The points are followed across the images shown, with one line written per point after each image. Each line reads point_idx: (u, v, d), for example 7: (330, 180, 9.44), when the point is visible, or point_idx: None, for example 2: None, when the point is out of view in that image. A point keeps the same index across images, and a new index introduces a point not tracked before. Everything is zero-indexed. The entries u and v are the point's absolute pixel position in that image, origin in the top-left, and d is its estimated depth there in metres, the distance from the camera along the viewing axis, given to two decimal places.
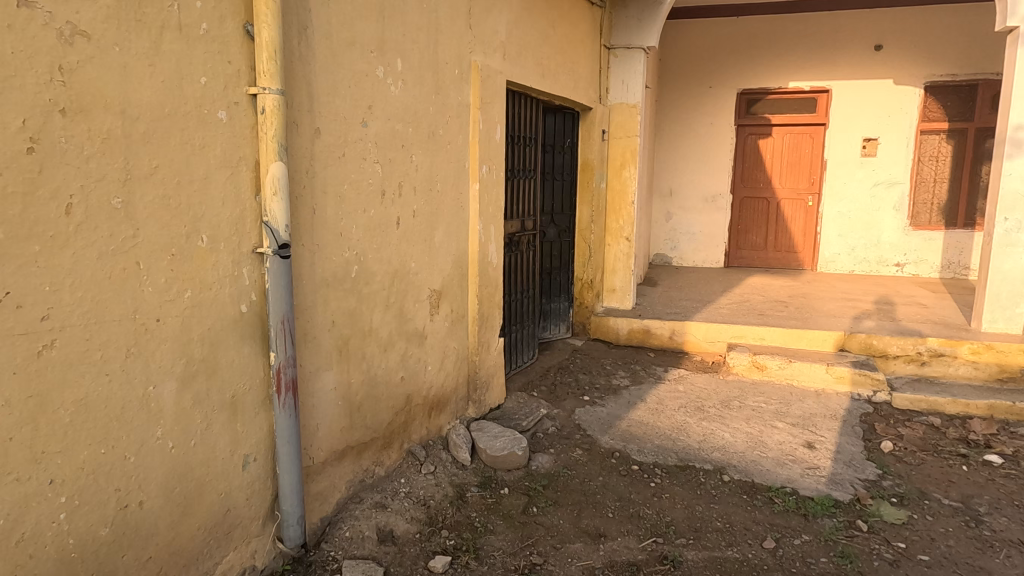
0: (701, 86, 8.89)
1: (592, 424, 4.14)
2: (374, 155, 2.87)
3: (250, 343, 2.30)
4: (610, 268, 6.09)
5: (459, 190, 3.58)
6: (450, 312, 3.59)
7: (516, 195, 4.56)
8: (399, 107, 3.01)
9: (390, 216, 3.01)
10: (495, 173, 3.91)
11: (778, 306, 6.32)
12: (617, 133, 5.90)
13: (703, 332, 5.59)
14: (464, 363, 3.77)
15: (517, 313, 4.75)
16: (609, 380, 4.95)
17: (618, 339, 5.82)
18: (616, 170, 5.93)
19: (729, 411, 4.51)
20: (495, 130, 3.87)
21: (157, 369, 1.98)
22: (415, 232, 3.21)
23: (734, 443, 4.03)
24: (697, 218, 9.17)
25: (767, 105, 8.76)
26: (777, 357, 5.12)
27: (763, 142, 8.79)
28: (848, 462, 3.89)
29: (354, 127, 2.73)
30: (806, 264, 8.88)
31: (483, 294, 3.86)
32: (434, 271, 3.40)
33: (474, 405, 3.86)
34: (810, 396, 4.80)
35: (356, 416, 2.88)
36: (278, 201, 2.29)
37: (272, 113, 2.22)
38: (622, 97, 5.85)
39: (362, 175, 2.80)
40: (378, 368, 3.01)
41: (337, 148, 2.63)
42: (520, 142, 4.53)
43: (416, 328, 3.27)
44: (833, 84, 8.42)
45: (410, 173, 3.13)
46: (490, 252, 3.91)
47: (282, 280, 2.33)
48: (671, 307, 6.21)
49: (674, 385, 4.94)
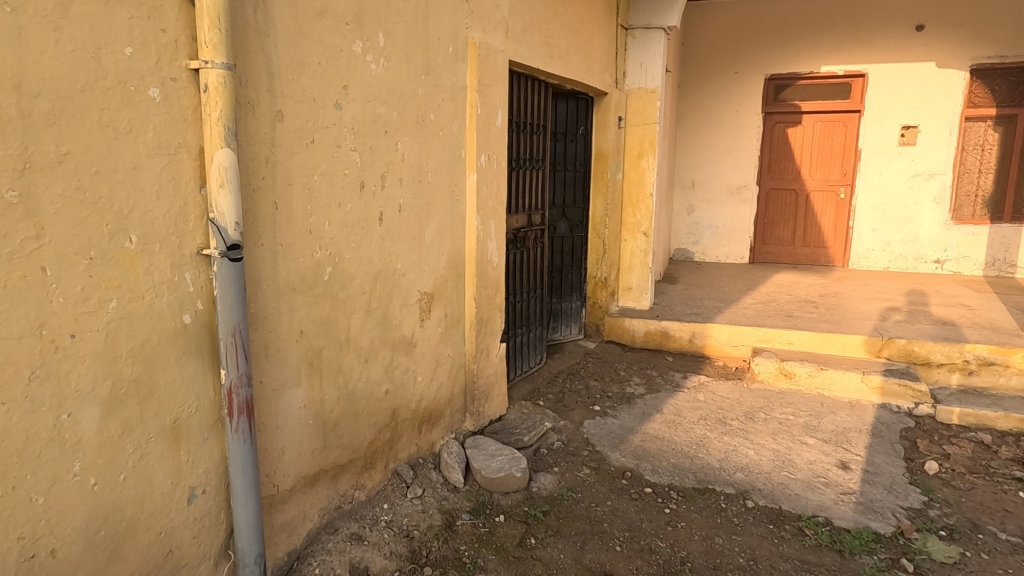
0: (726, 71, 8.40)
1: (602, 439, 3.78)
2: (351, 143, 2.53)
3: (196, 359, 1.99)
4: (626, 265, 5.70)
5: (454, 182, 3.24)
6: (443, 316, 3.25)
7: (521, 186, 4.19)
8: (382, 89, 2.67)
9: (371, 212, 2.68)
10: (496, 162, 3.55)
11: (808, 307, 5.86)
12: (634, 121, 5.49)
13: (726, 335, 5.17)
14: (460, 372, 3.44)
15: (523, 315, 4.40)
16: (623, 387, 4.58)
17: (634, 342, 5.45)
18: (634, 160, 5.52)
19: (753, 425, 4.11)
20: (496, 115, 3.51)
21: (73, 394, 1.67)
22: (402, 229, 2.88)
23: (758, 462, 3.64)
24: (720, 211, 8.71)
25: (797, 91, 8.23)
26: (806, 364, 4.70)
27: (792, 131, 8.28)
28: (888, 486, 3.47)
29: (326, 109, 2.39)
30: (836, 261, 8.37)
31: (482, 296, 3.51)
32: (425, 272, 3.07)
33: (471, 417, 3.52)
34: (843, 408, 4.37)
35: (330, 435, 2.57)
36: (227, 195, 1.96)
37: (216, 91, 1.89)
38: (640, 81, 5.43)
39: (337, 166, 2.47)
40: (357, 381, 2.69)
41: (304, 133, 2.30)
42: (526, 129, 4.16)
43: (403, 336, 2.94)
44: (870, 67, 7.86)
45: (395, 162, 2.79)
46: (490, 250, 3.55)
47: (233, 286, 2.02)
48: (692, 307, 5.80)
49: (693, 394, 4.55)
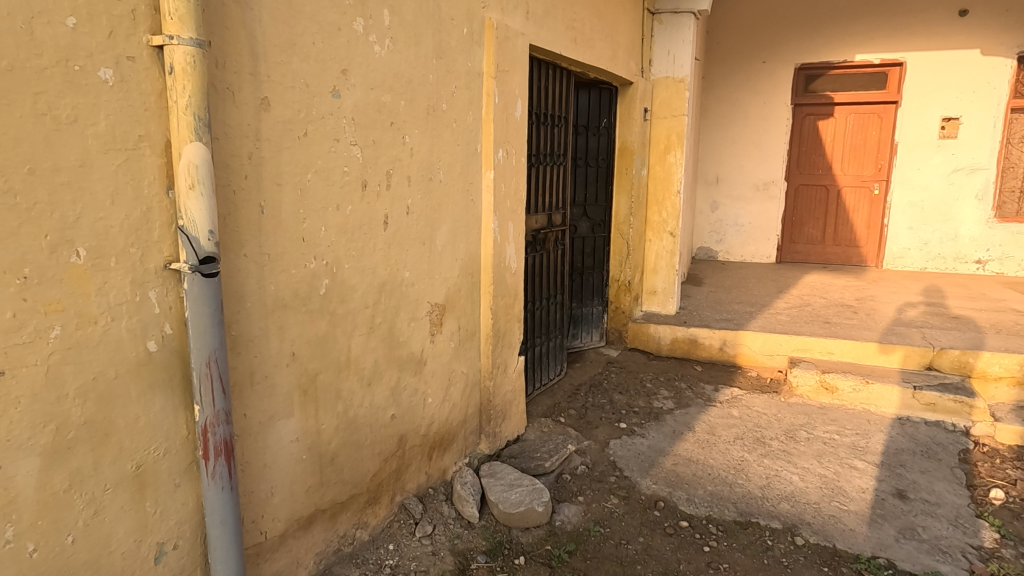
0: (754, 60, 7.98)
1: (630, 462, 3.43)
2: (351, 135, 2.20)
3: (164, 394, 1.68)
4: (651, 267, 5.33)
5: (468, 180, 2.90)
6: (456, 330, 2.92)
7: (540, 184, 3.84)
8: (387, 74, 2.33)
9: (375, 215, 2.35)
10: (515, 158, 3.21)
11: (846, 312, 5.47)
12: (661, 112, 5.11)
13: (760, 344, 4.80)
14: (475, 390, 3.11)
15: (543, 323, 4.05)
16: (650, 401, 4.22)
17: (659, 350, 5.09)
18: (660, 154, 5.14)
19: (795, 446, 3.75)
20: (516, 105, 3.17)
21: (3, 445, 1.36)
22: (410, 233, 2.55)
23: (805, 491, 3.27)
24: (746, 208, 8.30)
25: (829, 81, 7.80)
26: (850, 377, 4.31)
27: (823, 123, 7.85)
28: (953, 520, 3.09)
29: (322, 97, 2.07)
30: (869, 261, 7.95)
31: (499, 306, 3.17)
32: (437, 281, 2.74)
33: (487, 439, 3.20)
34: (893, 426, 3.99)
35: (327, 470, 2.25)
36: (199, 198, 1.63)
37: (184, 72, 1.56)
38: (668, 70, 5.05)
39: (334, 162, 2.14)
40: (359, 408, 2.37)
41: (295, 125, 1.98)
42: (546, 121, 3.81)
43: (411, 354, 2.62)
44: (908, 55, 7.40)
45: (402, 158, 2.46)
46: (508, 255, 3.22)
47: (208, 307, 1.69)
48: (722, 312, 5.42)
49: (727, 409, 4.19)
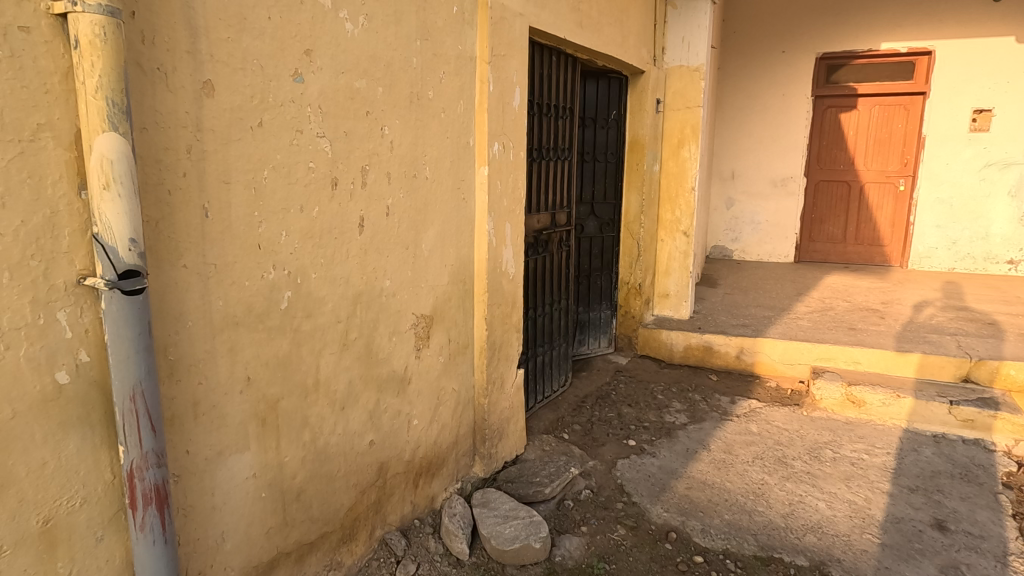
0: (772, 50, 7.61)
1: (639, 486, 3.13)
2: (318, 125, 1.92)
3: (80, 433, 1.41)
4: (663, 269, 5.02)
5: (459, 178, 2.61)
6: (446, 343, 2.64)
7: (543, 181, 3.55)
8: (361, 56, 2.05)
9: (349, 218, 2.07)
10: (513, 152, 2.91)
11: (873, 317, 5.12)
12: (674, 104, 4.79)
13: (780, 352, 4.48)
14: (467, 409, 2.83)
15: (545, 330, 3.76)
16: (662, 415, 3.92)
17: (671, 357, 4.79)
18: (673, 149, 4.82)
19: (820, 467, 3.42)
20: (514, 94, 2.87)
21: None
22: (391, 236, 2.27)
23: (833, 521, 2.95)
24: (763, 205, 7.95)
25: (852, 71, 7.41)
26: (879, 390, 3.97)
27: (845, 116, 7.48)
28: (1002, 557, 2.74)
29: (282, 81, 1.78)
30: (893, 261, 7.57)
31: (495, 316, 2.89)
32: (423, 290, 2.46)
33: (481, 461, 2.92)
34: (928, 445, 3.65)
35: (292, 508, 1.98)
36: (117, 200, 1.35)
37: (91, 47, 1.28)
38: (682, 59, 4.72)
39: (297, 157, 1.86)
40: (331, 436, 2.10)
41: (247, 113, 1.70)
42: (549, 113, 3.51)
43: (392, 372, 2.34)
44: (937, 43, 6.99)
45: (380, 153, 2.17)
46: (505, 259, 2.92)
47: (131, 330, 1.41)
48: (739, 317, 5.10)
49: (744, 425, 3.87)
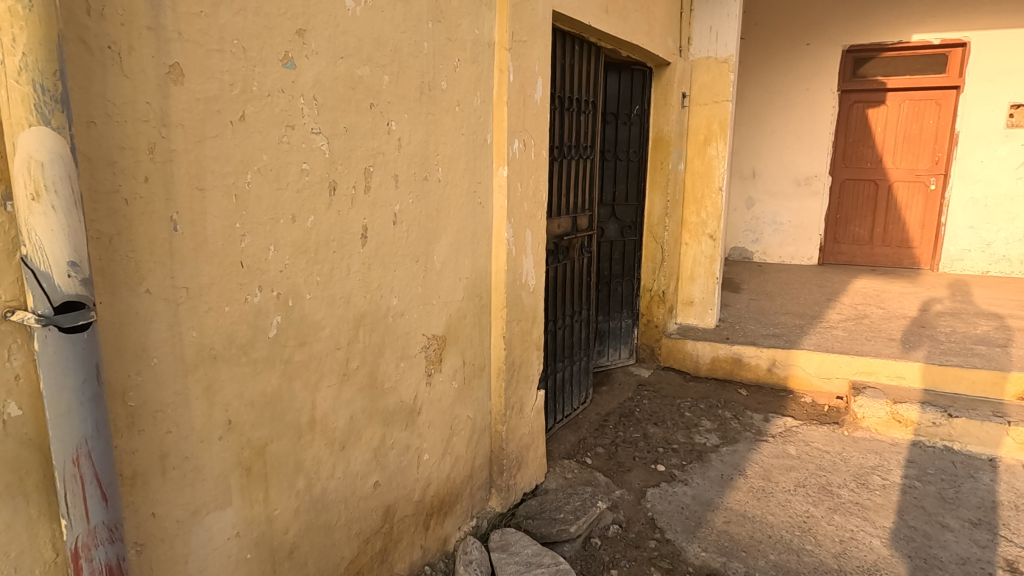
0: (796, 43, 7.27)
1: (673, 521, 2.83)
2: (313, 120, 1.62)
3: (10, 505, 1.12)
4: (687, 275, 4.71)
5: (475, 179, 2.31)
6: (460, 366, 2.34)
7: (564, 181, 3.24)
8: (364, 38, 1.75)
9: (349, 228, 1.78)
10: (535, 150, 2.61)
11: (911, 326, 4.79)
12: (700, 98, 4.47)
13: (816, 365, 4.16)
14: (483, 437, 2.55)
15: (566, 344, 3.47)
16: (691, 435, 3.62)
17: (697, 369, 4.49)
18: (699, 146, 4.51)
19: (870, 497, 3.10)
20: (536, 86, 2.56)
21: None
22: (398, 248, 1.97)
23: (891, 561, 2.63)
24: (786, 204, 7.61)
25: (880, 65, 7.06)
26: (928, 409, 3.63)
27: (873, 112, 7.13)
28: None
29: (269, 67, 1.49)
30: (923, 264, 7.23)
31: (514, 333, 2.59)
32: (434, 308, 2.17)
33: (498, 494, 2.64)
34: (986, 471, 3.31)
35: (283, 568, 1.69)
36: (50, 213, 1.05)
37: (11, 14, 0.98)
38: (709, 50, 4.40)
39: (288, 157, 1.57)
40: (330, 481, 1.81)
41: (225, 104, 1.40)
42: (572, 107, 3.21)
43: (400, 404, 2.05)
44: (972, 34, 6.62)
45: (386, 152, 1.88)
46: (526, 270, 2.62)
47: (73, 377, 1.12)
48: (768, 326, 4.78)
49: (782, 447, 3.56)
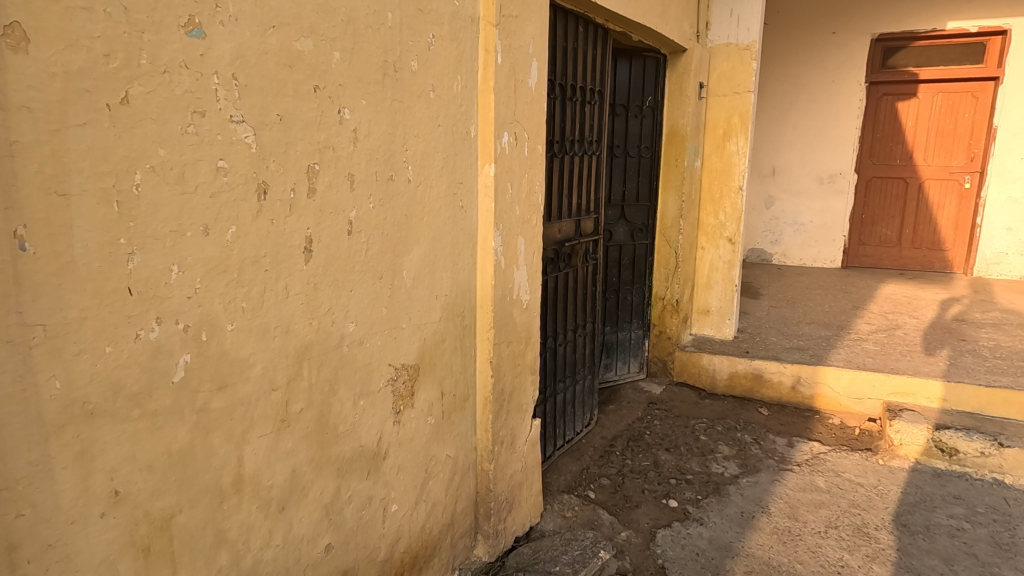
0: (821, 31, 6.82)
1: (686, 571, 2.46)
2: (231, 105, 1.28)
3: None
4: (703, 282, 4.32)
5: (454, 179, 1.96)
6: (437, 399, 2.00)
7: (565, 180, 2.87)
8: (304, 4, 1.40)
9: (287, 241, 1.43)
10: (529, 145, 2.25)
11: (950, 339, 4.37)
12: (719, 89, 4.08)
13: (846, 384, 3.77)
14: (467, 477, 2.20)
15: (568, 361, 3.11)
16: (707, 464, 3.24)
17: (713, 385, 4.11)
18: (717, 140, 4.12)
19: (912, 541, 2.70)
20: (530, 69, 2.20)
21: None
22: (355, 264, 1.63)
23: None
24: (808, 204, 7.18)
25: (911, 55, 6.60)
26: (975, 436, 3.22)
27: (903, 105, 6.68)
28: None
29: (163, 34, 1.14)
30: (955, 267, 6.77)
31: (504, 357, 2.23)
32: (404, 333, 1.82)
33: (485, 542, 2.29)
34: None
35: None
36: None
37: None
38: (730, 35, 4.01)
39: (196, 152, 1.22)
40: (265, 551, 1.48)
41: (99, 82, 1.06)
42: (575, 96, 2.85)
43: (359, 450, 1.71)
44: (1013, 21, 6.15)
45: (337, 147, 1.53)
46: (518, 284, 2.27)
47: None
48: (792, 338, 4.39)
49: (810, 479, 3.17)
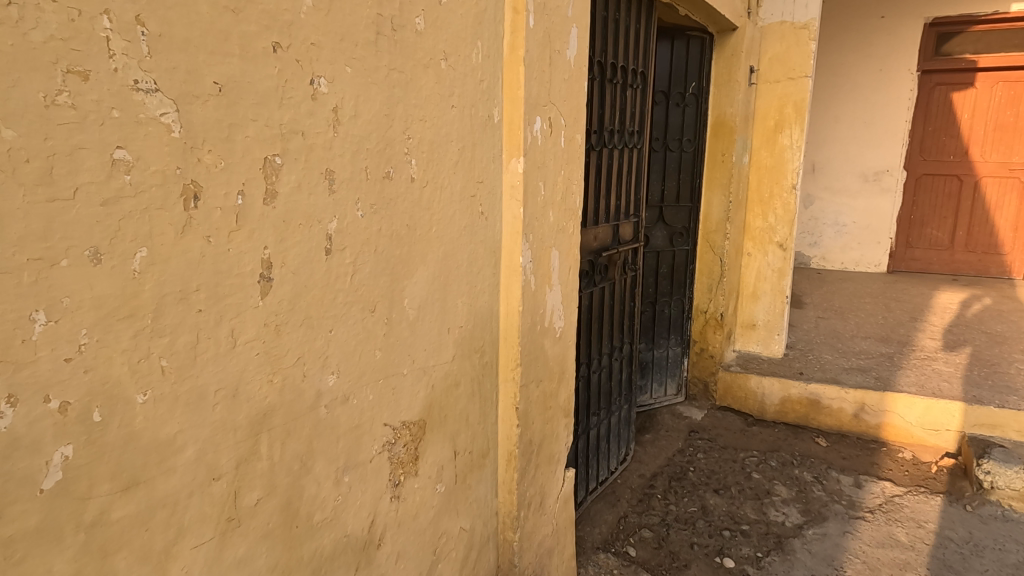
0: (869, 16, 6.27)
1: None
2: (136, 64, 0.83)
3: None
4: (748, 292, 3.84)
5: (473, 177, 1.52)
6: (449, 460, 1.56)
7: (603, 177, 2.41)
8: None
9: (231, 267, 0.99)
10: (565, 134, 1.79)
11: None
12: (771, 74, 3.59)
13: (920, 413, 3.27)
14: (485, 550, 1.76)
15: (603, 389, 2.66)
16: (765, 511, 2.76)
17: (761, 410, 3.63)
18: (769, 133, 3.63)
19: None
20: (568, 38, 1.75)
21: None
22: (335, 295, 1.18)
23: None
24: (850, 203, 6.63)
25: (968, 40, 6.04)
26: None
27: (958, 96, 6.11)
28: None
29: None
30: (1014, 273, 6.22)
31: (532, 400, 1.79)
32: (405, 381, 1.38)
33: None
34: None
35: None
36: None
37: None
38: (784, 13, 3.51)
39: (75, 133, 0.78)
40: None
41: None
42: (616, 78, 2.39)
43: (344, 540, 1.27)
44: None
45: (311, 133, 1.09)
46: (550, 307, 1.82)
47: None
48: (850, 356, 3.89)
49: (888, 530, 2.67)
